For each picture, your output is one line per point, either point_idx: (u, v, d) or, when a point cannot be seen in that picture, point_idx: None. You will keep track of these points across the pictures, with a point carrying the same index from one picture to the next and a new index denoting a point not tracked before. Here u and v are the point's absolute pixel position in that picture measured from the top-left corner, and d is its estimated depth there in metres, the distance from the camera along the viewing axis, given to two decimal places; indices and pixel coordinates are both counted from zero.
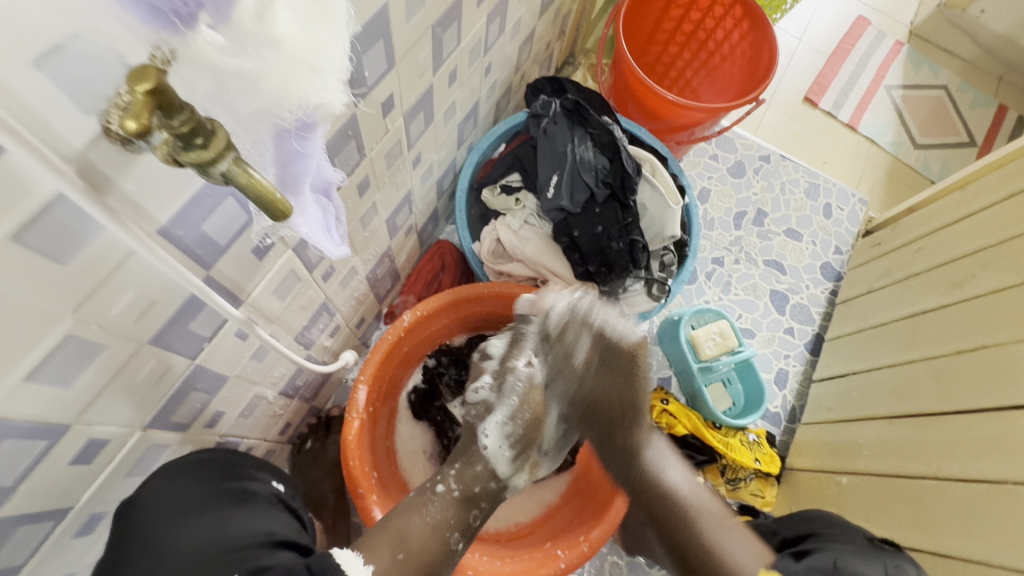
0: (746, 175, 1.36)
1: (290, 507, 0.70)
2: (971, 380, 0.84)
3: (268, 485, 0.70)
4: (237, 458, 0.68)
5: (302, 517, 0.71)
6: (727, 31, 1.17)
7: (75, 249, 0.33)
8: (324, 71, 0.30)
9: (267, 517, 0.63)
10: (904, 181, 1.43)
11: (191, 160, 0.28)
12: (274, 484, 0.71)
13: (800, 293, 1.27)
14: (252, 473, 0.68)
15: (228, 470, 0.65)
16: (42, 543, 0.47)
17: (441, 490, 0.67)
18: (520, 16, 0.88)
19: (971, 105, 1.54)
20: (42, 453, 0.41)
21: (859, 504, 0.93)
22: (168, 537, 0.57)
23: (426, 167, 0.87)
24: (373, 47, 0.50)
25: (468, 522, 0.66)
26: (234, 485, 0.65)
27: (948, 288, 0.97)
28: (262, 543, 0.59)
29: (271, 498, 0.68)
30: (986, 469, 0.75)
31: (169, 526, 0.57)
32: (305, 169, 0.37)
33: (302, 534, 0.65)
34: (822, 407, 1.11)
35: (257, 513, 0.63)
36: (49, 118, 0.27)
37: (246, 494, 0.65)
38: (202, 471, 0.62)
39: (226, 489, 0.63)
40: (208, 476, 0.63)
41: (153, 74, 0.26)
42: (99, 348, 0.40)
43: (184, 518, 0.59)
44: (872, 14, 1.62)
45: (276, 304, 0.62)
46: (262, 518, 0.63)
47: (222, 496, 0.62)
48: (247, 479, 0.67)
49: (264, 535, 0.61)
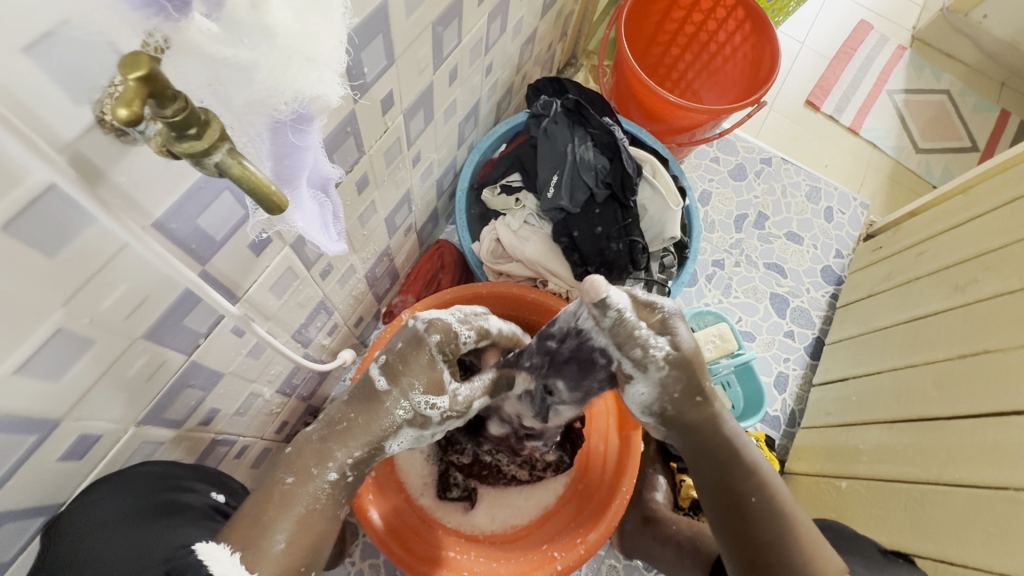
0: (747, 178, 1.36)
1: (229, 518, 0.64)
2: (972, 384, 0.84)
3: (206, 497, 0.63)
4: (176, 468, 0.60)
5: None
6: (729, 34, 1.17)
7: (65, 241, 0.33)
8: (319, 63, 0.30)
9: (199, 531, 0.57)
10: (906, 185, 1.43)
11: (185, 151, 0.28)
12: (213, 494, 0.64)
13: (801, 297, 1.26)
14: (190, 483, 0.61)
15: (169, 481, 0.58)
16: (33, 536, 0.48)
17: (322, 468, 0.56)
18: (522, 16, 0.88)
19: (973, 109, 1.54)
20: (31, 448, 0.41)
21: (859, 510, 0.92)
22: (80, 554, 0.50)
23: (426, 165, 0.87)
24: (373, 42, 0.50)
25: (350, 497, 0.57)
26: (171, 497, 0.58)
27: (949, 292, 0.97)
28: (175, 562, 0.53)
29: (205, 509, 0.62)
30: (987, 475, 0.74)
31: (93, 541, 0.51)
32: (301, 163, 0.36)
33: None
34: (822, 411, 1.11)
35: (188, 528, 0.57)
36: (42, 107, 0.27)
37: (180, 507, 0.58)
38: (144, 480, 0.55)
39: (162, 500, 0.56)
40: (145, 487, 0.55)
41: (145, 61, 0.24)
42: (90, 342, 0.40)
43: (106, 532, 0.52)
44: (874, 19, 1.62)
45: (273, 301, 0.62)
46: (191, 532, 0.57)
47: (155, 510, 0.55)
48: (184, 491, 0.60)
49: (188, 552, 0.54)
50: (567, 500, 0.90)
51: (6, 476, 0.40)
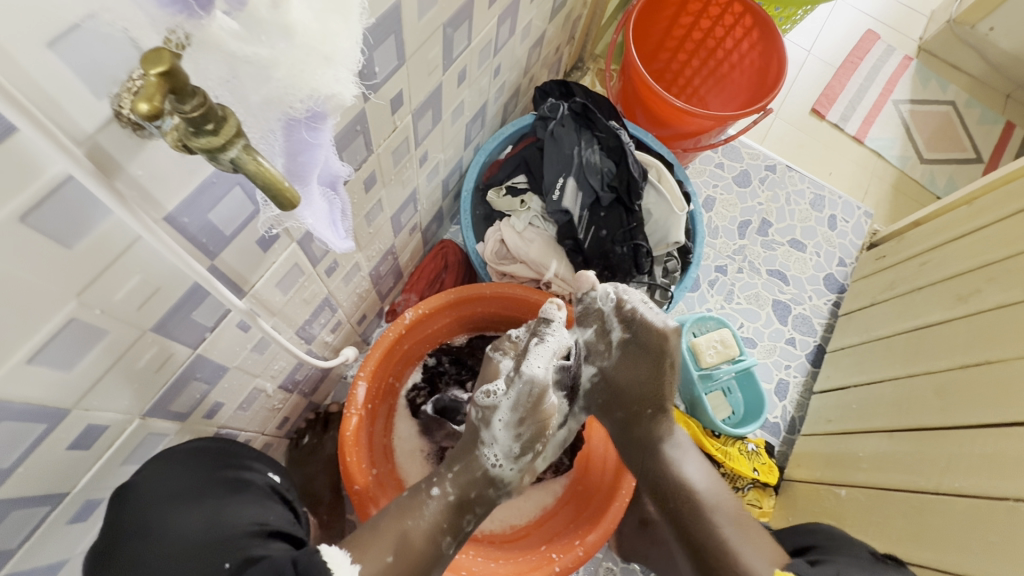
0: (751, 185, 1.36)
1: (284, 498, 0.70)
2: (973, 395, 0.84)
3: (265, 475, 0.70)
4: (230, 446, 0.66)
5: (297, 510, 0.72)
6: (736, 41, 1.18)
7: (81, 233, 0.33)
8: (336, 61, 0.30)
9: (263, 508, 0.64)
10: (909, 195, 1.43)
11: (201, 146, 0.28)
12: (270, 474, 0.71)
13: (803, 304, 1.26)
14: (250, 463, 0.67)
15: (226, 460, 0.64)
16: (38, 525, 0.48)
17: (436, 493, 0.68)
18: (531, 19, 0.88)
19: (978, 121, 1.54)
20: (41, 436, 0.41)
21: (857, 518, 0.92)
22: (162, 524, 0.58)
23: (433, 165, 0.87)
24: (386, 43, 0.50)
25: (461, 527, 0.68)
26: (231, 475, 0.64)
27: (952, 302, 0.97)
28: (257, 533, 0.61)
29: (266, 488, 0.68)
30: (987, 485, 0.74)
31: (166, 512, 0.58)
32: (314, 160, 0.37)
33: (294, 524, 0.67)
34: (822, 419, 1.11)
35: (253, 503, 0.64)
36: (63, 99, 0.27)
37: (242, 484, 0.65)
38: (200, 459, 0.62)
39: (222, 479, 0.63)
40: (202, 464, 0.62)
41: (167, 57, 0.25)
42: (102, 333, 0.40)
43: (180, 505, 0.59)
44: (881, 28, 1.63)
45: (279, 296, 0.62)
46: (258, 508, 0.64)
47: (218, 487, 0.62)
48: (245, 469, 0.66)
49: (256, 525, 0.62)
50: (565, 502, 0.91)
51: (15, 463, 0.41)
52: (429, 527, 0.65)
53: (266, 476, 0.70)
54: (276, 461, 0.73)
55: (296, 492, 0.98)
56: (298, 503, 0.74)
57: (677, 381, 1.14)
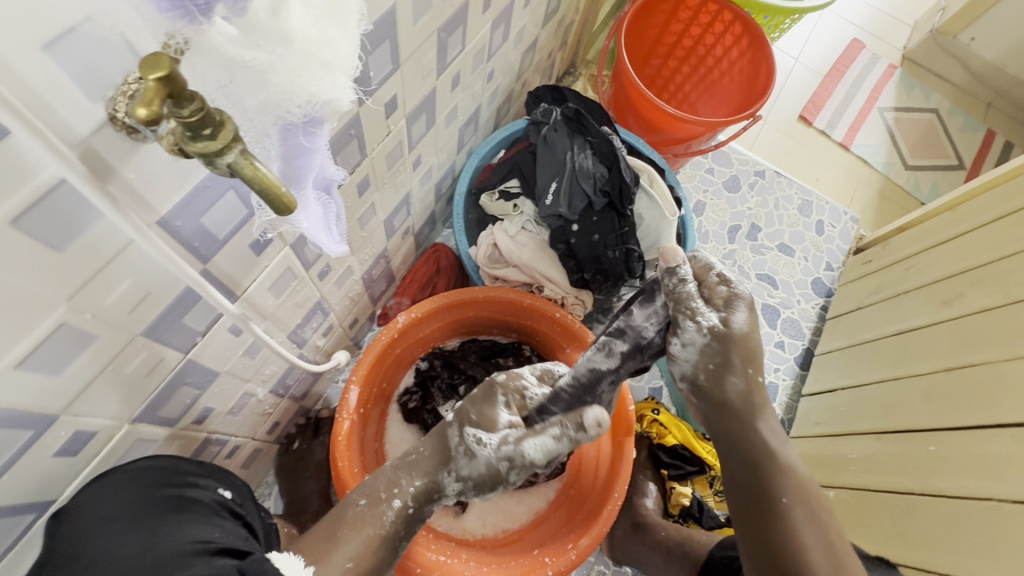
0: (741, 190, 1.38)
1: (237, 514, 0.62)
2: (959, 397, 0.85)
3: (214, 493, 0.61)
4: (177, 463, 0.59)
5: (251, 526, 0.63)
6: (726, 48, 1.19)
7: (72, 236, 0.33)
8: (334, 67, 0.30)
9: (210, 526, 0.55)
10: (895, 201, 1.46)
11: (198, 150, 0.28)
12: (221, 490, 0.62)
13: (791, 308, 1.28)
14: (196, 479, 0.60)
15: (168, 476, 0.57)
16: (22, 534, 0.47)
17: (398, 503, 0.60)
18: (524, 24, 0.89)
19: (960, 129, 1.58)
20: (28, 442, 0.41)
21: (845, 519, 0.93)
22: (97, 550, 0.49)
23: (426, 169, 0.87)
24: (380, 47, 0.51)
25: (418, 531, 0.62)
26: (176, 492, 0.56)
27: (937, 305, 0.99)
28: (202, 552, 0.52)
29: (215, 505, 0.60)
30: (972, 486, 0.76)
31: (99, 538, 0.49)
32: (308, 164, 0.37)
33: (246, 543, 0.58)
34: (811, 421, 1.12)
35: (200, 522, 0.55)
36: (57, 104, 0.27)
37: (189, 502, 0.57)
38: (145, 475, 0.54)
39: (165, 495, 0.55)
40: (143, 480, 0.54)
41: (166, 62, 0.25)
42: (92, 338, 0.40)
43: (116, 528, 0.50)
44: (866, 37, 1.66)
45: (271, 301, 0.62)
46: (203, 527, 0.55)
47: (161, 504, 0.54)
48: (189, 486, 0.58)
49: (201, 544, 0.53)
50: (557, 506, 0.91)
51: (2, 469, 0.40)
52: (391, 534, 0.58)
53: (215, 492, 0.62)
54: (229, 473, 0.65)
55: (285, 498, 0.96)
56: (255, 518, 0.66)
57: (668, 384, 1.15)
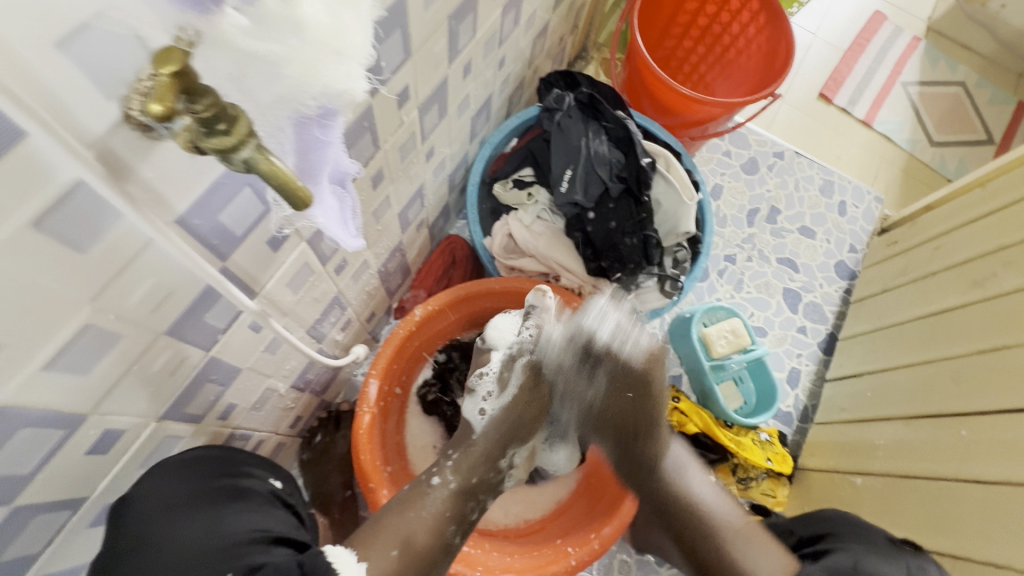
0: (760, 172, 1.35)
1: (287, 504, 0.68)
2: (990, 380, 0.83)
3: (266, 483, 0.68)
4: (233, 454, 0.65)
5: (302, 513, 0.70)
6: (743, 25, 1.16)
7: (93, 237, 0.33)
8: (348, 56, 0.29)
9: (262, 515, 0.62)
10: (921, 179, 1.41)
11: (213, 146, 0.27)
12: (272, 481, 0.69)
13: (814, 292, 1.25)
14: (249, 469, 0.66)
15: (223, 467, 0.63)
16: (57, 532, 0.48)
17: (436, 482, 0.69)
18: (534, 8, 0.87)
19: (990, 101, 1.52)
20: (59, 442, 0.41)
21: (873, 506, 0.92)
22: (160, 536, 0.56)
23: (439, 160, 0.87)
24: (391, 36, 0.50)
25: (465, 514, 0.69)
26: (230, 483, 0.62)
27: (967, 287, 0.96)
28: (259, 540, 0.59)
29: (267, 495, 0.66)
30: (1006, 472, 0.73)
31: (162, 523, 0.56)
32: (323, 158, 0.36)
33: (297, 531, 0.64)
34: (835, 407, 1.10)
35: (254, 511, 0.62)
36: (71, 103, 0.27)
37: (242, 491, 0.63)
38: (199, 468, 0.60)
39: (221, 486, 0.61)
40: (201, 472, 0.60)
41: (177, 56, 0.25)
42: (116, 338, 0.40)
43: (175, 517, 0.57)
44: (889, 9, 1.60)
45: (289, 296, 0.62)
46: (257, 515, 0.62)
47: (216, 495, 0.60)
48: (242, 476, 0.64)
49: (258, 531, 0.60)
50: (579, 496, 0.91)
51: (35, 470, 0.41)
52: (437, 515, 0.66)
53: (267, 482, 0.68)
54: (279, 467, 0.72)
55: (309, 490, 0.98)
56: (303, 508, 0.71)
57: (687, 372, 1.14)
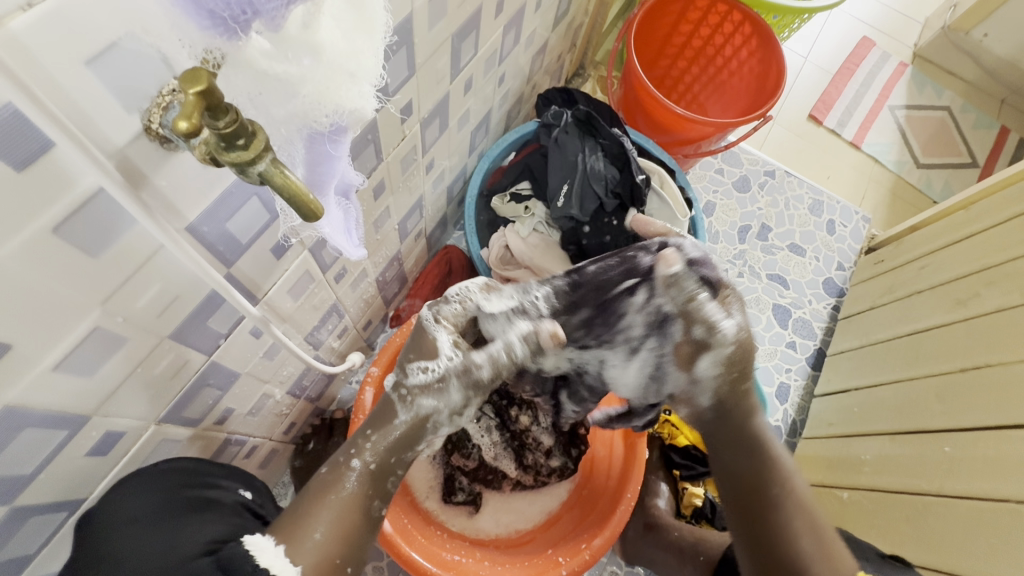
0: (751, 190, 1.38)
1: (256, 515, 0.66)
2: (972, 398, 0.85)
3: (235, 493, 0.65)
4: (202, 466, 0.62)
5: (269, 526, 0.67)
6: (736, 48, 1.19)
7: (107, 243, 0.34)
8: (361, 78, 0.31)
9: (226, 526, 0.59)
10: (907, 200, 1.45)
11: (230, 160, 0.29)
12: (241, 492, 0.66)
13: (803, 308, 1.28)
14: (215, 480, 0.63)
15: (189, 478, 0.59)
16: (53, 532, 0.49)
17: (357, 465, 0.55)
18: (534, 28, 0.89)
19: (973, 126, 1.56)
20: (61, 443, 0.42)
21: (860, 520, 0.93)
22: (120, 551, 0.52)
23: (438, 172, 0.88)
24: (398, 54, 0.52)
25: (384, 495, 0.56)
26: (196, 495, 0.59)
27: (951, 306, 0.98)
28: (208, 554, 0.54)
29: (236, 506, 0.64)
30: (987, 487, 0.75)
31: (127, 537, 0.53)
32: (332, 171, 0.38)
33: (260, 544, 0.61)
34: (824, 422, 1.12)
35: (217, 522, 0.58)
36: (97, 116, 0.28)
37: (209, 502, 0.60)
38: (167, 477, 0.57)
39: (187, 497, 0.58)
40: (170, 484, 0.57)
41: (204, 76, 0.26)
42: (123, 341, 0.41)
43: (142, 528, 0.54)
44: (877, 35, 1.65)
45: (290, 303, 0.63)
46: (220, 527, 0.58)
47: (184, 506, 0.57)
48: (208, 487, 0.61)
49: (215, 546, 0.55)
50: (571, 506, 0.92)
51: (36, 471, 0.42)
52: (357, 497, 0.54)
53: (236, 493, 0.66)
54: (249, 478, 0.69)
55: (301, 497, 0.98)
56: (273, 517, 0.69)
57: None
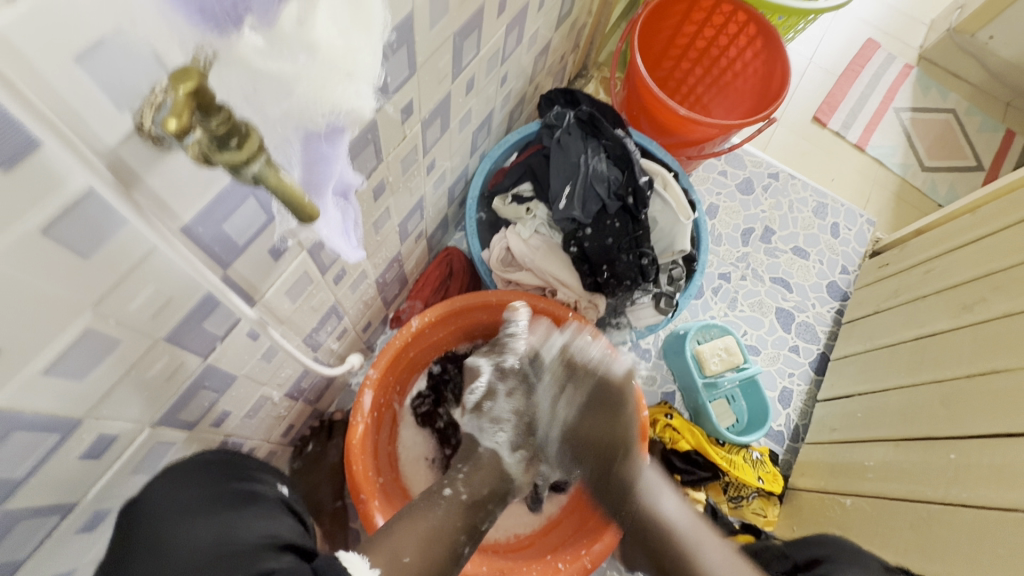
0: (754, 193, 1.37)
1: (295, 511, 0.65)
2: (978, 404, 0.84)
3: (273, 488, 0.66)
4: (240, 459, 0.65)
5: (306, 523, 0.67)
6: (740, 49, 1.18)
7: (98, 243, 0.34)
8: (357, 76, 0.30)
9: (275, 519, 0.58)
10: (912, 203, 1.44)
11: (224, 161, 0.28)
12: (279, 487, 0.67)
13: (806, 312, 1.27)
14: (256, 475, 0.65)
15: (233, 472, 0.62)
16: (47, 536, 0.48)
17: (448, 493, 0.64)
18: (537, 28, 0.88)
19: (979, 129, 1.55)
20: (53, 446, 0.41)
21: (863, 526, 0.92)
22: (174, 537, 0.52)
23: (439, 173, 0.88)
24: (398, 53, 0.51)
25: (476, 525, 0.63)
26: (240, 486, 0.60)
27: (957, 311, 0.97)
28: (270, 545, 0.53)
29: (276, 501, 0.64)
30: (995, 496, 0.74)
31: (177, 523, 0.53)
32: (329, 172, 0.37)
33: (307, 538, 0.60)
34: (826, 427, 1.11)
35: (263, 514, 0.58)
36: (86, 114, 0.28)
37: (253, 495, 0.61)
38: (203, 474, 0.59)
39: (230, 489, 0.59)
40: (211, 478, 0.59)
41: (195, 74, 0.25)
42: (115, 343, 0.40)
43: (191, 516, 0.54)
44: (882, 37, 1.64)
45: (288, 304, 0.62)
46: (269, 520, 0.58)
47: (227, 498, 0.58)
48: (251, 481, 0.63)
49: (270, 537, 0.55)
50: (570, 511, 0.91)
51: (27, 474, 0.41)
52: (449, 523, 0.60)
53: (274, 487, 0.66)
54: (282, 473, 0.70)
55: None
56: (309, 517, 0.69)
57: (681, 388, 1.15)
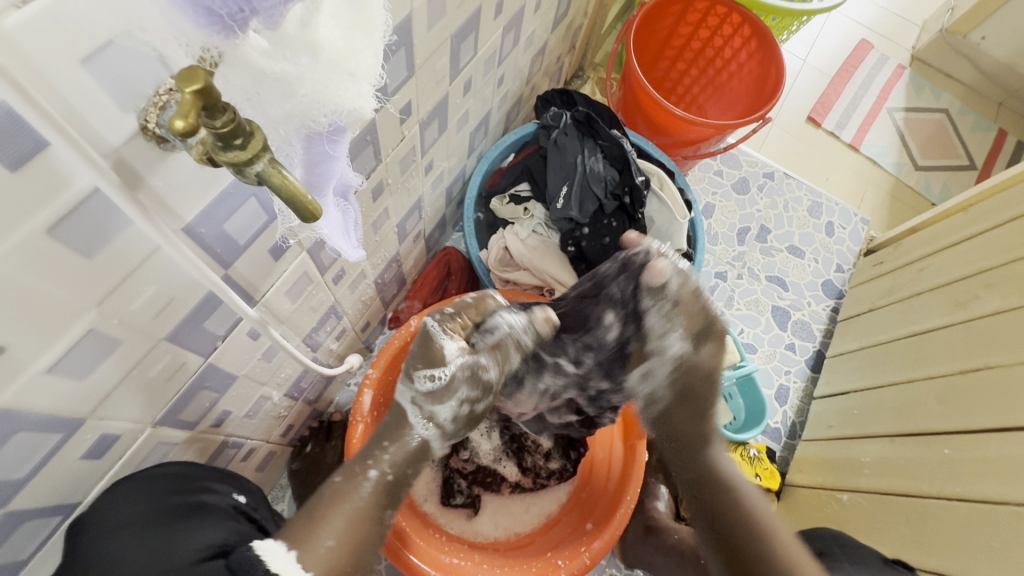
0: (750, 192, 1.38)
1: (251, 519, 0.65)
2: (972, 399, 0.85)
3: (230, 497, 0.64)
4: (194, 469, 0.61)
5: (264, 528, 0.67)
6: (735, 50, 1.19)
7: (102, 244, 0.34)
8: (360, 77, 0.31)
9: (220, 532, 0.59)
10: (905, 202, 1.45)
11: (228, 160, 0.28)
12: (235, 495, 0.65)
13: (802, 310, 1.28)
14: (209, 484, 0.62)
15: (184, 483, 0.58)
16: (48, 536, 0.48)
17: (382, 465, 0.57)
18: (534, 29, 0.89)
19: (971, 128, 1.57)
20: (55, 446, 0.42)
21: (859, 522, 0.93)
22: (118, 556, 0.52)
23: (437, 173, 0.88)
24: (397, 55, 0.51)
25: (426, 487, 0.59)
26: (193, 498, 0.59)
27: (950, 308, 0.98)
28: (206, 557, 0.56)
29: (229, 510, 0.63)
30: (989, 490, 0.75)
31: (122, 543, 0.52)
32: (330, 172, 0.37)
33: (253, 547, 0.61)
34: (823, 424, 1.12)
35: (211, 528, 0.58)
36: (92, 115, 0.28)
37: (203, 506, 0.59)
38: (160, 483, 0.55)
39: (184, 502, 0.57)
40: (164, 487, 0.56)
41: (201, 75, 0.25)
42: (117, 343, 0.41)
43: (136, 534, 0.53)
44: (876, 38, 1.65)
45: (287, 305, 0.62)
46: (213, 533, 0.58)
47: (180, 511, 0.57)
48: (204, 491, 0.61)
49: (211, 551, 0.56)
50: (570, 509, 0.91)
51: (30, 474, 0.41)
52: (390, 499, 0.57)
53: (231, 496, 0.65)
54: (243, 480, 0.68)
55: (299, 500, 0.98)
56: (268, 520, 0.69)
57: None
